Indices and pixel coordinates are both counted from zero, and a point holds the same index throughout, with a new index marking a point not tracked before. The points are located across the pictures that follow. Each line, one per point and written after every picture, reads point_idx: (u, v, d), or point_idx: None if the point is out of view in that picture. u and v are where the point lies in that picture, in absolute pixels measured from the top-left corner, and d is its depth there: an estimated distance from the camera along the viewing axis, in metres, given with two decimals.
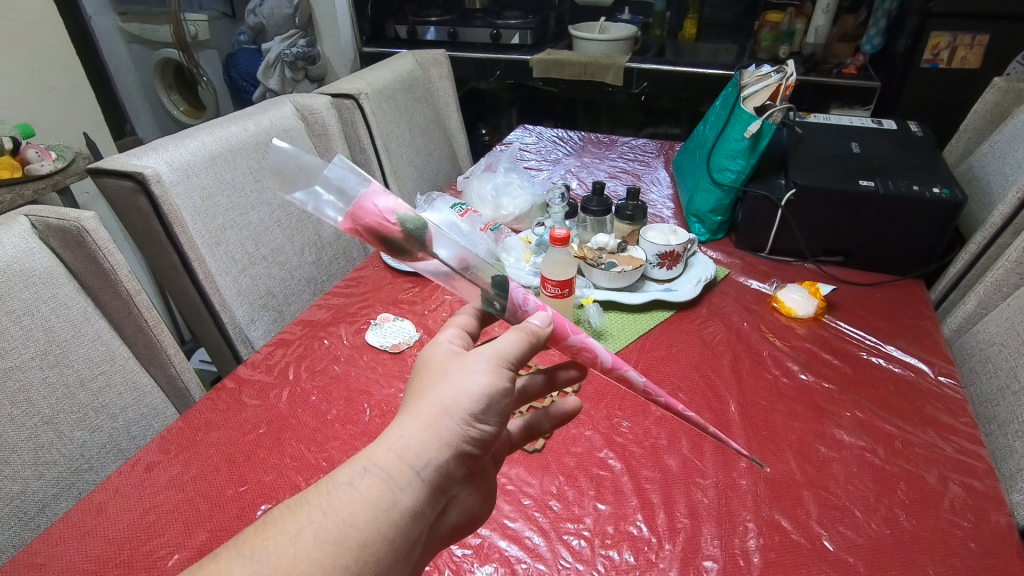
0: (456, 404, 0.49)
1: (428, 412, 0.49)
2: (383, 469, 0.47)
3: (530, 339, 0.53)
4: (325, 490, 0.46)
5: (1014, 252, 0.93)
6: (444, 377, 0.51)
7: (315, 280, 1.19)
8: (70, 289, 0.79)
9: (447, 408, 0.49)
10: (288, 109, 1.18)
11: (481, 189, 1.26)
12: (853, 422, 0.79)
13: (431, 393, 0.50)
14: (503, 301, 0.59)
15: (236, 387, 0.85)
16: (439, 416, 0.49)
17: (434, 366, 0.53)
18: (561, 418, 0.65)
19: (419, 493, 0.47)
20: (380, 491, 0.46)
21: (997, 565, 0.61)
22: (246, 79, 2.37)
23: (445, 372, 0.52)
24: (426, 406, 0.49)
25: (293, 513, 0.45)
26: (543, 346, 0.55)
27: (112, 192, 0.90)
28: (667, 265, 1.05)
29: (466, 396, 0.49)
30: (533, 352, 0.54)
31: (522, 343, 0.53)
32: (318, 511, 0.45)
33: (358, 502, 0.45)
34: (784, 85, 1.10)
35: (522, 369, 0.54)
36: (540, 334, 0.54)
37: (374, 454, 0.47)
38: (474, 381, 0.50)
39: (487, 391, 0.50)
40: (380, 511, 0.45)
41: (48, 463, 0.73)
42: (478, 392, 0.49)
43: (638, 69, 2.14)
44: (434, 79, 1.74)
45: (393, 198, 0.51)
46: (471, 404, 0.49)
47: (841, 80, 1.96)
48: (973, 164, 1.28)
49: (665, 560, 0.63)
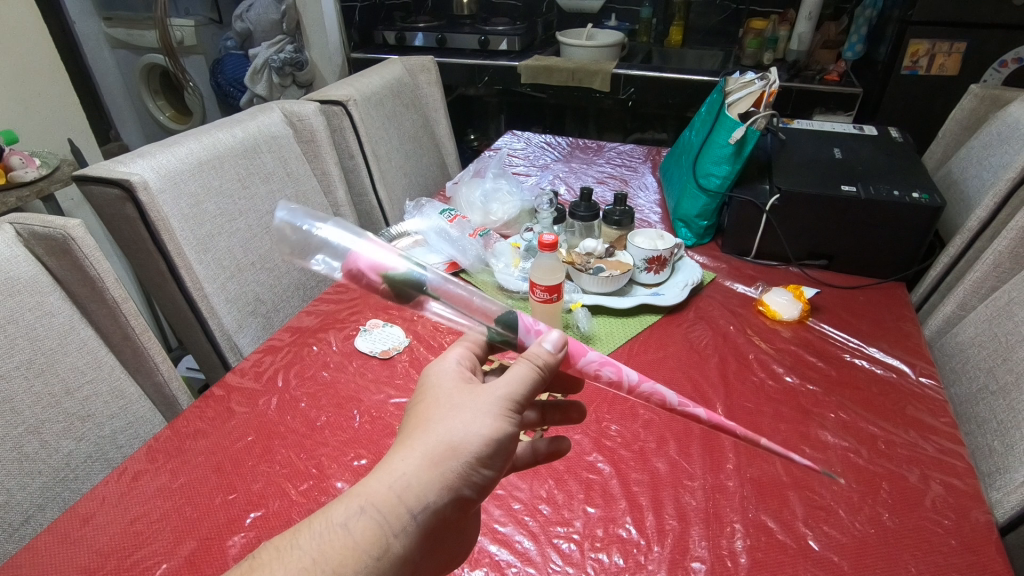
0: (462, 445, 0.49)
1: (433, 450, 0.49)
2: (379, 510, 0.47)
3: (539, 371, 0.53)
4: (319, 531, 0.46)
5: (991, 255, 0.95)
6: (452, 410, 0.51)
7: (304, 287, 1.18)
8: (56, 298, 0.79)
9: (452, 447, 0.49)
10: (276, 115, 1.18)
11: (469, 194, 1.27)
12: (838, 424, 0.80)
13: (437, 429, 0.50)
14: (512, 338, 0.58)
15: (225, 395, 0.84)
16: (444, 455, 0.49)
17: (442, 394, 0.53)
18: (548, 454, 0.64)
19: (412, 536, 0.48)
20: (373, 535, 0.46)
21: (979, 561, 0.62)
22: (233, 85, 2.37)
23: (453, 405, 0.52)
24: (429, 442, 0.49)
25: (282, 557, 0.45)
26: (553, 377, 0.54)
27: (100, 201, 0.90)
28: (654, 270, 1.06)
29: (473, 439, 0.49)
30: (543, 385, 0.53)
31: (531, 377, 0.52)
32: (308, 556, 0.45)
33: (349, 547, 0.46)
34: (768, 91, 1.12)
35: (530, 405, 0.53)
36: (553, 356, 0.54)
37: (370, 493, 0.47)
38: (480, 423, 0.50)
39: (493, 435, 0.50)
40: (372, 558, 0.46)
41: (33, 473, 0.72)
42: (486, 435, 0.50)
43: (625, 75, 2.16)
44: (423, 86, 1.74)
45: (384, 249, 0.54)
46: (478, 448, 0.49)
47: (824, 86, 1.99)
48: (951, 169, 1.31)
49: (654, 562, 0.64)
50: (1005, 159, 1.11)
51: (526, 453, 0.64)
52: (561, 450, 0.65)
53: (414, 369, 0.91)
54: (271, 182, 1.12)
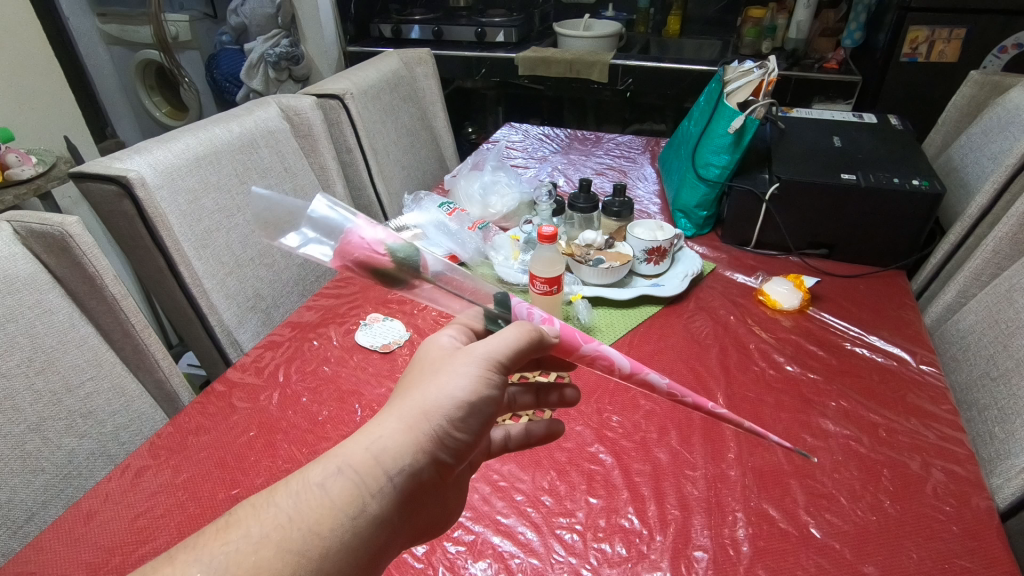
0: (437, 407, 0.49)
1: (408, 413, 0.49)
2: (355, 471, 0.47)
3: (526, 336, 0.52)
4: (296, 490, 0.46)
5: (991, 242, 0.95)
6: (432, 375, 0.51)
7: (304, 281, 1.18)
8: (55, 295, 0.78)
9: (428, 411, 0.49)
10: (273, 110, 1.17)
11: (468, 187, 1.27)
12: (839, 412, 0.80)
13: (415, 393, 0.50)
14: (506, 318, 0.60)
15: (226, 391, 0.85)
16: (419, 419, 0.48)
17: (427, 362, 0.53)
18: (540, 438, 0.65)
19: (389, 497, 0.47)
20: (349, 494, 0.46)
21: (979, 547, 0.63)
22: (229, 80, 2.36)
23: (435, 371, 0.52)
24: (407, 406, 0.49)
25: (259, 515, 0.45)
26: (544, 346, 0.54)
27: (97, 197, 0.89)
28: (654, 261, 1.06)
29: (449, 401, 0.49)
30: (529, 352, 0.53)
31: (515, 342, 0.51)
32: (285, 514, 0.45)
33: (325, 506, 0.46)
34: (766, 81, 1.12)
35: (514, 370, 0.53)
36: (545, 336, 0.54)
37: (348, 453, 0.47)
38: (457, 385, 0.49)
39: (470, 398, 0.49)
40: (347, 518, 0.45)
41: (36, 470, 0.72)
42: (461, 397, 0.49)
43: (623, 65, 2.15)
44: (420, 78, 1.72)
45: (380, 229, 0.53)
46: (452, 410, 0.49)
47: (824, 75, 1.98)
48: (951, 156, 1.30)
49: (657, 552, 0.64)
50: (1005, 146, 1.10)
51: (516, 436, 0.65)
52: (554, 433, 0.66)
53: None
54: (269, 178, 1.11)
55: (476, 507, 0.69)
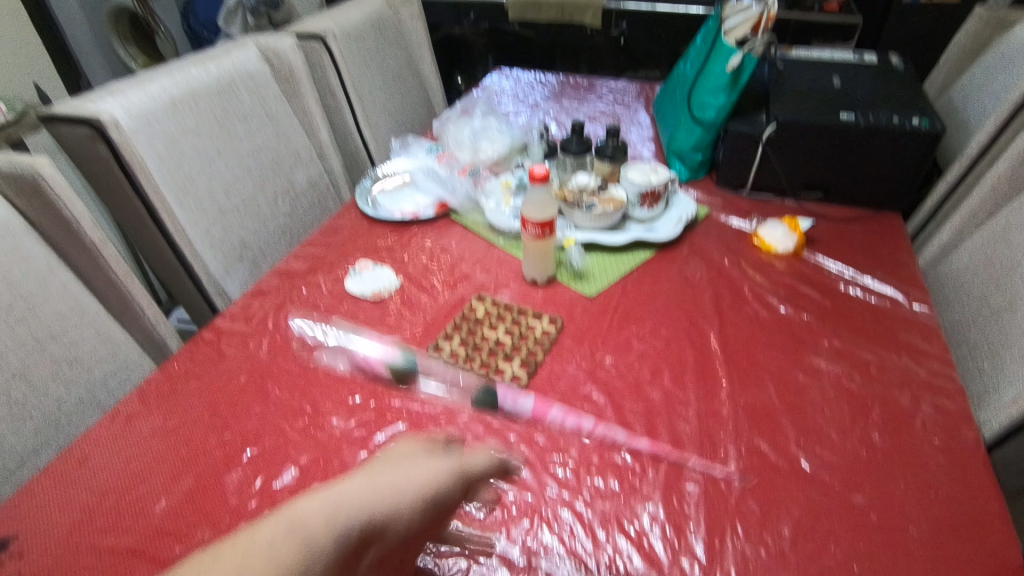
0: (400, 491, 0.42)
1: (373, 482, 0.41)
2: (306, 531, 0.37)
3: (463, 473, 0.48)
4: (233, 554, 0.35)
5: (989, 180, 0.93)
6: (391, 461, 0.44)
7: (292, 231, 1.16)
8: (32, 240, 0.76)
9: (394, 493, 0.41)
10: (252, 51, 1.11)
11: (457, 132, 1.22)
12: (831, 350, 0.80)
13: (373, 471, 0.42)
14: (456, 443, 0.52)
15: (215, 338, 0.84)
16: (382, 492, 0.41)
17: (383, 455, 0.45)
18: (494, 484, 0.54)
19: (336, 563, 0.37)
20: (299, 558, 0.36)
21: (964, 476, 0.64)
22: (206, 27, 2.26)
23: (396, 461, 0.45)
24: (373, 477, 0.41)
25: None
26: (472, 484, 0.49)
27: (69, 141, 0.86)
28: (649, 204, 1.03)
29: (410, 487, 0.42)
30: (460, 495, 0.48)
31: (456, 472, 0.47)
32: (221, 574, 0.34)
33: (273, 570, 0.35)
34: (766, 16, 1.04)
35: (449, 510, 0.48)
36: (482, 463, 0.51)
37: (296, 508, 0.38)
38: (417, 476, 0.43)
39: (431, 491, 0.44)
40: None
41: (23, 418, 0.71)
42: (424, 488, 0.43)
43: (617, 9, 2.08)
44: (406, 20, 1.65)
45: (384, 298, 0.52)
46: (415, 498, 0.42)
47: (823, 16, 1.92)
48: (952, 95, 1.27)
49: (649, 485, 0.64)
50: (1008, 83, 1.07)
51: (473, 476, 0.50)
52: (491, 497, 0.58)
53: (405, 310, 0.90)
54: (250, 123, 1.07)
55: (469, 446, 0.69)
